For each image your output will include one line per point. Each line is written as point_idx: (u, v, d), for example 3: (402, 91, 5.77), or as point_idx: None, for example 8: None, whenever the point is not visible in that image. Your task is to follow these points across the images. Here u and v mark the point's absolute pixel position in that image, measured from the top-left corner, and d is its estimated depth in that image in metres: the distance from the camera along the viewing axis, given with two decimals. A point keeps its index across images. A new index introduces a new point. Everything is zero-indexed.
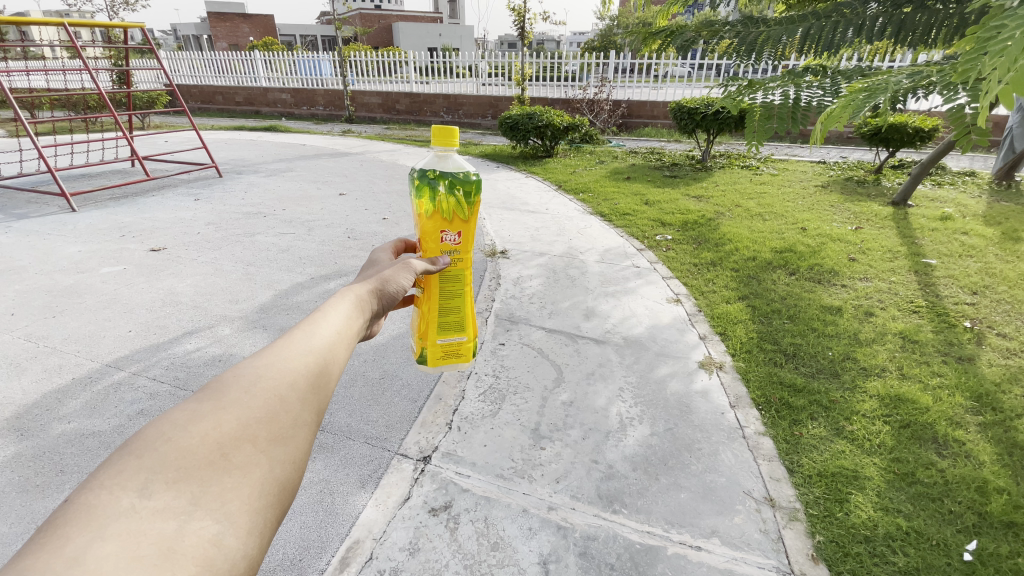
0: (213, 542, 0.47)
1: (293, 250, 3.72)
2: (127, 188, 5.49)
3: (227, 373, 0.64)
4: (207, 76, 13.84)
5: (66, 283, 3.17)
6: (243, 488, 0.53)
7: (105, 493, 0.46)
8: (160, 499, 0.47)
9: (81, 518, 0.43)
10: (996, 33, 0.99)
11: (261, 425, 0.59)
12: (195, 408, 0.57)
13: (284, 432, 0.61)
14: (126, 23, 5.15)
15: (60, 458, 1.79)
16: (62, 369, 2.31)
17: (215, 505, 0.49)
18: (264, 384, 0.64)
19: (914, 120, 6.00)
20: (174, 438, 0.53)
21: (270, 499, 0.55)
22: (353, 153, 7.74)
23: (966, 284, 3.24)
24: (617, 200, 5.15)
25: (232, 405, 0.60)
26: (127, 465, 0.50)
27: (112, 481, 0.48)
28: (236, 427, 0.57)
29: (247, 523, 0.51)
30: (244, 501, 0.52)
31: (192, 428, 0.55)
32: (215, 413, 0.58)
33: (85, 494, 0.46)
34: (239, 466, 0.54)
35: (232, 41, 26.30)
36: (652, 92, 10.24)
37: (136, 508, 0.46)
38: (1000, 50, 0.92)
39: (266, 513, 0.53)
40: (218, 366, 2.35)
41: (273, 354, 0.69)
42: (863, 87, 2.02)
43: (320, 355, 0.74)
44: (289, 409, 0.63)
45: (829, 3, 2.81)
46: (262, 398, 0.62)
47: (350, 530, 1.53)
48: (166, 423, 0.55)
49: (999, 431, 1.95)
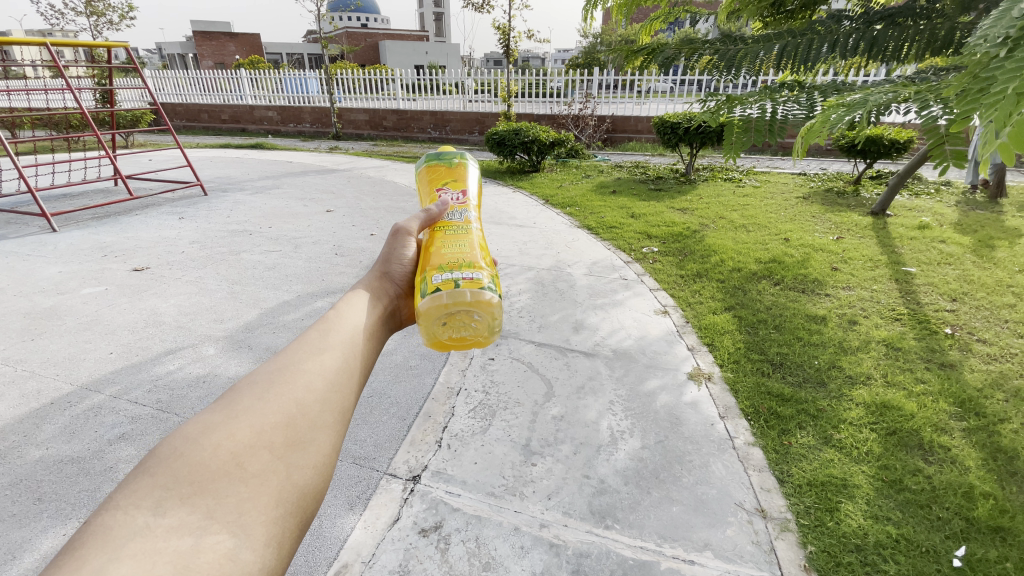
0: (229, 556, 0.53)
1: (279, 268, 3.69)
2: (109, 208, 5.42)
3: (240, 384, 0.72)
4: (192, 95, 13.82)
5: (45, 305, 3.10)
6: (256, 498, 0.59)
7: (121, 513, 0.53)
8: (174, 517, 0.54)
9: (98, 540, 0.50)
10: (988, 84, 1.20)
11: (277, 432, 0.67)
12: (208, 420, 0.65)
13: (300, 439, 0.68)
14: (109, 43, 5.13)
15: (38, 485, 1.74)
16: (41, 393, 2.25)
17: (230, 518, 0.56)
18: (277, 392, 0.72)
19: (889, 132, 6.16)
20: (188, 453, 0.61)
21: (287, 507, 0.61)
22: (339, 169, 7.75)
23: (946, 291, 3.31)
24: (603, 213, 5.21)
25: (243, 417, 0.67)
26: (144, 483, 0.57)
27: (128, 501, 0.54)
28: (251, 437, 0.64)
29: (263, 534, 0.57)
30: (258, 510, 0.59)
31: (205, 442, 0.62)
32: (228, 425, 0.65)
33: (105, 515, 0.52)
34: (253, 476, 0.61)
35: (216, 60, 26.27)
36: (635, 107, 10.44)
37: (151, 526, 0.52)
38: (995, 102, 1.12)
39: (282, 521, 0.60)
40: (202, 387, 2.29)
41: (287, 360, 0.78)
42: (842, 103, 2.10)
43: (332, 355, 0.81)
44: (306, 415, 0.71)
45: (804, 22, 2.89)
46: (274, 407, 0.69)
47: (338, 553, 1.50)
48: (180, 439, 0.62)
49: (983, 437, 1.98)
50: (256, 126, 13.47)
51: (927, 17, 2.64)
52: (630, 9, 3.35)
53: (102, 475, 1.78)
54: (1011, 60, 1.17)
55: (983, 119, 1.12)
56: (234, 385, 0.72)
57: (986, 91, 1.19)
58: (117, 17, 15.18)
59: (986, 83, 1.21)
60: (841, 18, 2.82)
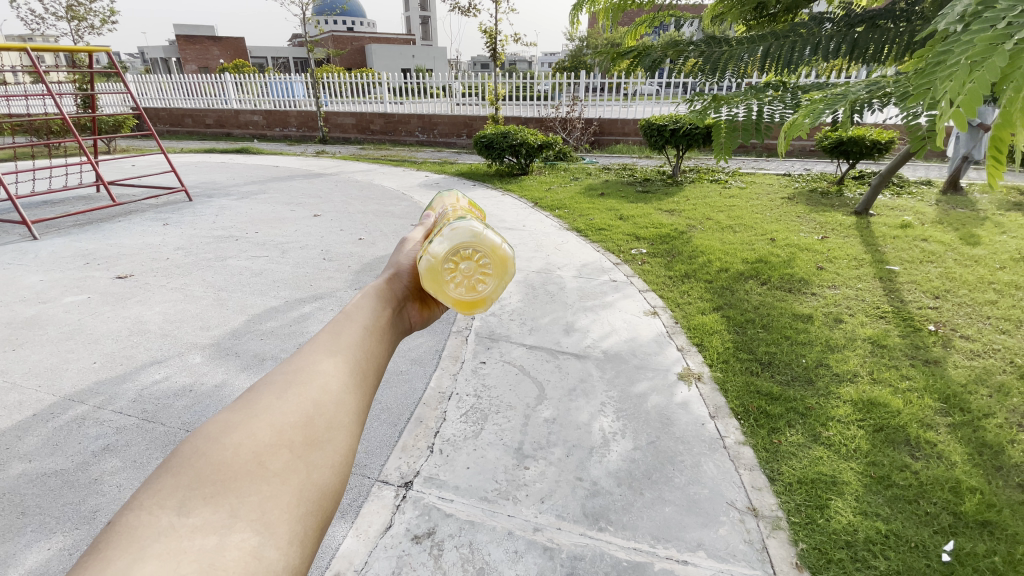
0: (253, 554, 0.50)
1: (267, 274, 3.66)
2: (91, 215, 5.33)
3: (257, 386, 0.69)
4: (175, 99, 13.68)
5: (26, 315, 3.03)
6: (278, 496, 0.56)
7: (145, 514, 0.51)
8: (196, 516, 0.51)
9: (123, 540, 0.47)
10: (943, 59, 1.19)
11: (295, 430, 0.63)
12: (228, 422, 0.62)
13: (319, 436, 0.64)
14: (90, 48, 5.04)
15: (21, 499, 1.69)
16: (22, 405, 2.20)
17: (254, 516, 0.53)
18: (295, 390, 0.68)
19: (871, 133, 6.26)
20: (210, 453, 0.58)
21: (309, 506, 0.57)
22: (327, 174, 7.69)
23: (928, 289, 3.37)
24: (592, 215, 5.24)
25: (263, 417, 0.63)
26: (166, 485, 0.54)
27: (152, 502, 0.52)
28: (271, 436, 0.61)
29: (287, 532, 0.53)
30: (281, 509, 0.55)
31: (225, 441, 0.60)
32: (248, 425, 0.62)
33: (129, 516, 0.50)
34: (275, 475, 0.58)
35: (199, 63, 25.95)
36: (622, 110, 10.51)
37: (175, 526, 0.50)
38: (950, 73, 1.11)
39: (306, 520, 0.56)
40: (188, 396, 2.26)
41: (303, 360, 0.73)
42: (822, 100, 2.16)
43: (350, 353, 0.77)
44: (325, 412, 0.66)
45: (787, 24, 2.94)
46: (291, 406, 0.65)
47: (330, 562, 1.48)
48: (201, 439, 0.60)
49: (968, 431, 2.01)
50: (241, 130, 13.34)
51: (906, 19, 2.71)
52: (615, 12, 3.35)
53: (87, 488, 1.74)
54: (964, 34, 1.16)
55: (939, 89, 1.12)
56: (251, 388, 0.68)
57: (942, 64, 1.18)
58: (98, 22, 14.96)
59: (942, 58, 1.20)
60: (823, 20, 2.87)
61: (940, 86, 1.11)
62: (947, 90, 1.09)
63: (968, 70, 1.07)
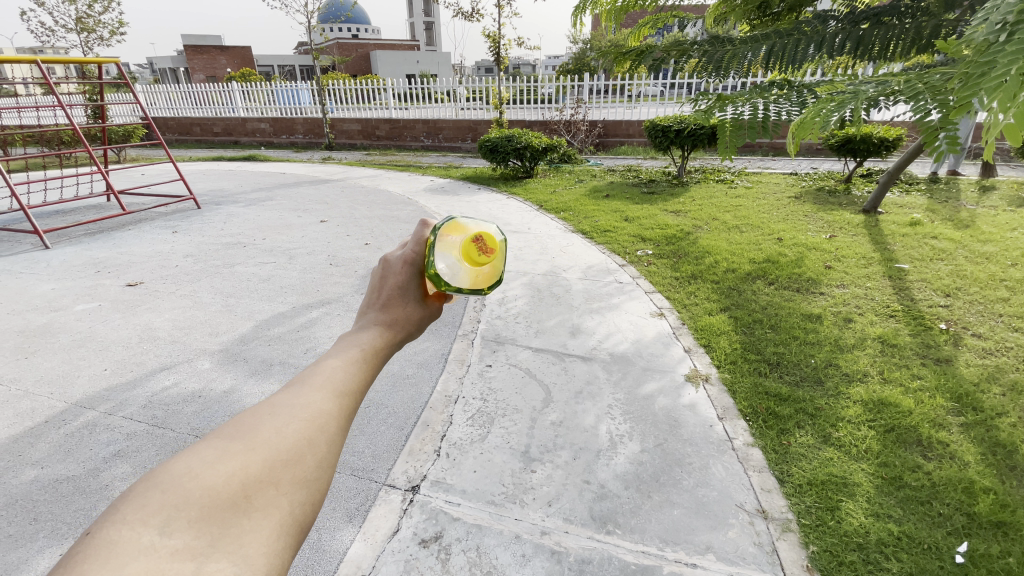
0: None
1: (274, 279, 3.69)
2: (102, 224, 5.40)
3: (258, 406, 0.63)
4: (184, 109, 13.85)
5: (39, 323, 3.07)
6: (260, 528, 0.53)
7: (126, 529, 0.47)
8: (181, 537, 0.48)
9: (102, 555, 0.44)
10: (989, 68, 1.32)
11: (286, 466, 0.58)
12: (224, 446, 0.58)
13: (309, 473, 0.60)
14: (100, 59, 5.11)
15: (33, 506, 1.71)
16: (35, 412, 2.23)
17: (233, 548, 0.50)
18: (294, 425, 0.62)
19: (878, 131, 6.21)
20: (202, 475, 0.54)
21: (288, 540, 0.55)
22: (333, 180, 7.75)
23: (939, 287, 3.32)
24: (597, 217, 5.22)
25: (257, 446, 0.58)
26: (153, 499, 0.50)
27: (136, 515, 0.49)
28: (262, 466, 0.57)
29: (264, 564, 0.51)
30: (259, 540, 0.52)
31: (215, 467, 0.55)
32: (241, 453, 0.57)
33: (110, 528, 0.47)
34: (259, 508, 0.54)
35: (207, 72, 26.20)
36: (627, 111, 10.48)
37: (157, 546, 0.46)
38: (999, 85, 1.23)
39: (282, 554, 0.53)
40: (197, 402, 2.28)
41: (308, 392, 0.66)
42: (834, 98, 2.15)
43: (354, 399, 0.68)
44: (317, 450, 0.61)
45: (790, 23, 2.93)
46: (285, 439, 0.60)
47: (338, 566, 1.48)
48: (192, 457, 0.55)
49: (981, 431, 1.98)
50: (249, 138, 13.44)
51: (912, 15, 2.72)
52: (618, 14, 3.34)
53: (97, 494, 1.76)
54: (1009, 44, 1.28)
55: (989, 102, 1.24)
56: (253, 407, 0.63)
57: (987, 74, 1.31)
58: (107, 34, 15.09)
59: (986, 69, 1.32)
60: (827, 19, 2.86)
61: (992, 96, 1.23)
62: (1000, 102, 1.21)
63: (1017, 86, 1.18)
